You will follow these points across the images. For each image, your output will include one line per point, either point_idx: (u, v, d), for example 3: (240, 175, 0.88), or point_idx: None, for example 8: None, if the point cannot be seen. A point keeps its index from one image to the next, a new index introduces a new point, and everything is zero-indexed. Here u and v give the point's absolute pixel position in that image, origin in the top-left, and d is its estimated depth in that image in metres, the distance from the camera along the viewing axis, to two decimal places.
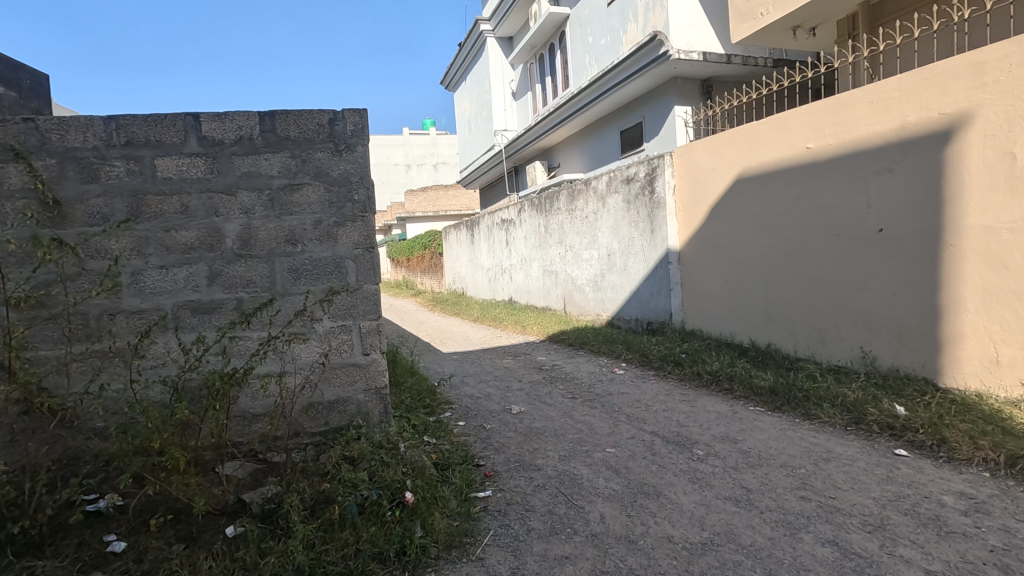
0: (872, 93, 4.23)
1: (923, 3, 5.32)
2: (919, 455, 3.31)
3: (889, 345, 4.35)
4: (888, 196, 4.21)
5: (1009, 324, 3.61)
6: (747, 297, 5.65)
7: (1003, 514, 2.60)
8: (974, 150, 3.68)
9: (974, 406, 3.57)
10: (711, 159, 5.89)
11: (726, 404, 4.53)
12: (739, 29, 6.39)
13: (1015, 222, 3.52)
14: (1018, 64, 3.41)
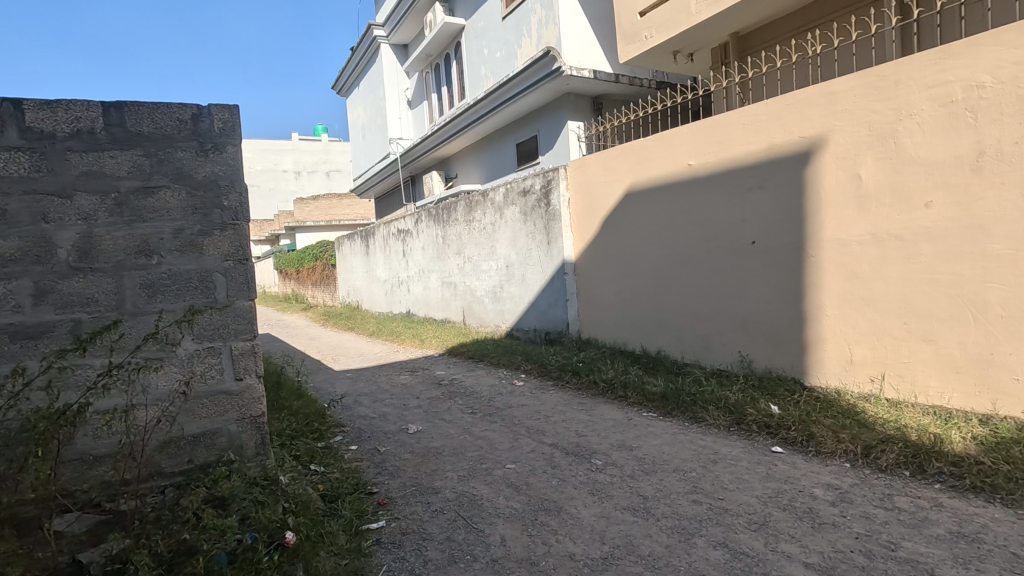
0: (744, 116, 4.59)
1: (783, 37, 5.92)
2: (792, 451, 3.57)
3: (763, 349, 4.70)
4: (760, 211, 4.58)
5: (861, 327, 4.03)
6: (638, 306, 5.88)
7: (864, 501, 2.85)
8: (828, 171, 4.10)
9: (835, 402, 3.93)
10: (604, 173, 6.10)
11: (622, 412, 4.63)
12: (626, 50, 6.72)
13: (863, 235, 3.94)
14: (862, 96, 3.85)
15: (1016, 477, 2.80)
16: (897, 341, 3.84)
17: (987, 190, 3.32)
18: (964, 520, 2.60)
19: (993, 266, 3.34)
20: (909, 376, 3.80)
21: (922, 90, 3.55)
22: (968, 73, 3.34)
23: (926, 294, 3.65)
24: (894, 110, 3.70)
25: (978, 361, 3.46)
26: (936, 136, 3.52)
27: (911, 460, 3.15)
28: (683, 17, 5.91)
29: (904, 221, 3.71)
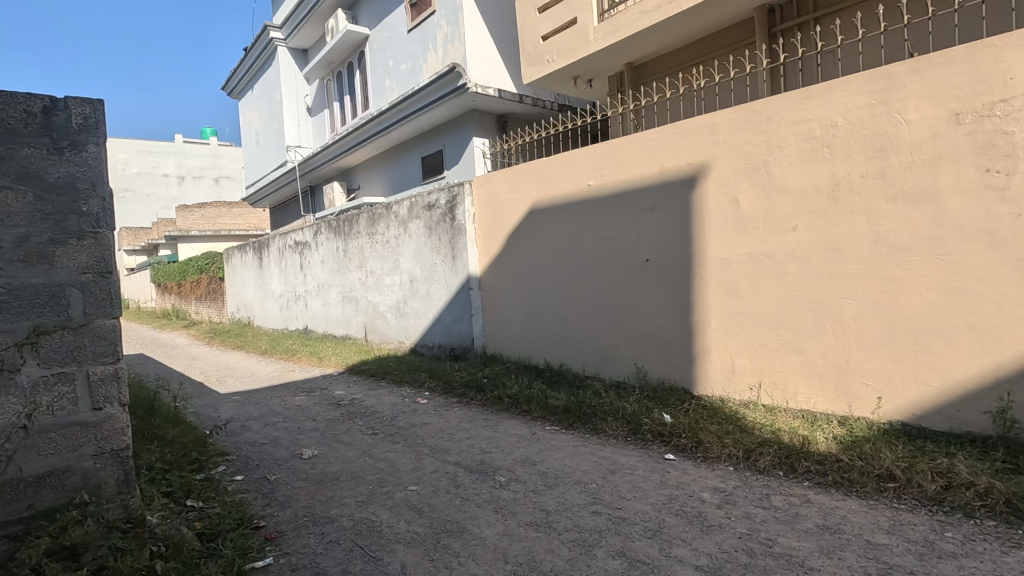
0: (638, 141, 4.87)
1: (671, 70, 6.39)
2: (683, 458, 3.78)
3: (657, 361, 4.95)
4: (652, 231, 4.86)
5: (741, 339, 4.38)
6: (542, 321, 5.99)
7: (745, 502, 3.07)
8: (712, 195, 4.45)
9: (719, 410, 4.22)
10: (509, 190, 6.19)
11: (526, 427, 4.66)
12: (529, 71, 6.92)
13: (742, 255, 4.31)
14: (739, 128, 4.23)
15: (868, 471, 3.15)
16: (771, 351, 4.21)
17: (841, 217, 3.76)
18: (828, 513, 2.88)
19: (847, 284, 3.78)
20: (781, 383, 4.18)
21: (788, 126, 3.97)
22: (825, 114, 3.79)
23: (794, 309, 4.05)
24: (766, 142, 4.10)
25: (836, 368, 3.88)
26: (800, 167, 3.94)
27: (784, 461, 3.45)
28: (583, 44, 6.22)
29: (775, 242, 4.11)
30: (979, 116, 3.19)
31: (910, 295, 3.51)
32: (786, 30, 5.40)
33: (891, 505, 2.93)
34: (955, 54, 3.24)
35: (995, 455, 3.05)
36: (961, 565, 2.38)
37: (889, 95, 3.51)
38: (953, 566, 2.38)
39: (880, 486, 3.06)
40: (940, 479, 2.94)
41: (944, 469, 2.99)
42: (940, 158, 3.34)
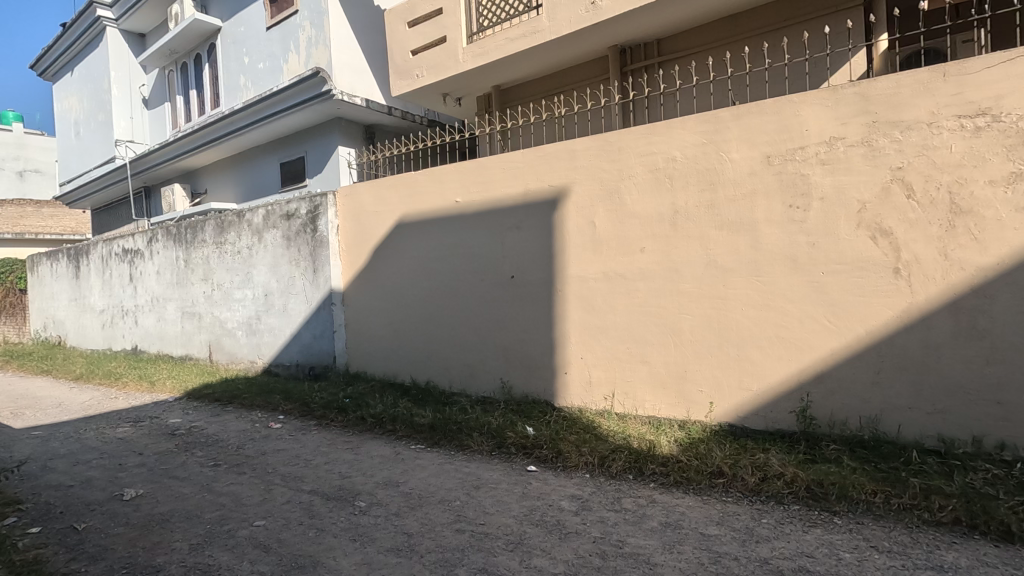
0: (504, 161, 5.02)
1: (536, 96, 6.72)
2: (544, 469, 3.92)
3: (521, 375, 5.09)
4: (517, 249, 5.02)
5: (596, 352, 4.67)
6: (408, 337, 5.87)
7: (599, 506, 3.26)
8: (571, 217, 4.72)
9: (577, 420, 4.45)
10: (375, 203, 6.02)
11: (389, 447, 4.51)
12: (398, 84, 6.84)
13: (597, 273, 4.61)
14: (595, 156, 4.55)
15: (703, 469, 3.50)
16: (623, 363, 4.54)
17: (680, 241, 4.20)
18: (670, 511, 3.15)
19: (685, 301, 4.21)
20: (632, 393, 4.52)
21: (637, 157, 4.36)
22: (667, 148, 4.22)
23: (643, 324, 4.42)
24: (618, 171, 4.46)
25: (677, 377, 4.30)
26: (646, 195, 4.34)
27: (633, 465, 3.71)
28: (452, 63, 6.30)
29: (626, 263, 4.46)
30: (784, 159, 3.77)
31: (735, 311, 4.01)
32: (636, 70, 5.94)
33: (721, 499, 3.28)
34: (766, 105, 3.80)
35: (799, 448, 3.57)
36: (773, 547, 2.73)
37: (717, 136, 4.01)
38: (767, 548, 2.73)
39: (712, 482, 3.42)
40: (758, 472, 3.36)
41: (761, 463, 3.42)
42: (756, 193, 3.88)
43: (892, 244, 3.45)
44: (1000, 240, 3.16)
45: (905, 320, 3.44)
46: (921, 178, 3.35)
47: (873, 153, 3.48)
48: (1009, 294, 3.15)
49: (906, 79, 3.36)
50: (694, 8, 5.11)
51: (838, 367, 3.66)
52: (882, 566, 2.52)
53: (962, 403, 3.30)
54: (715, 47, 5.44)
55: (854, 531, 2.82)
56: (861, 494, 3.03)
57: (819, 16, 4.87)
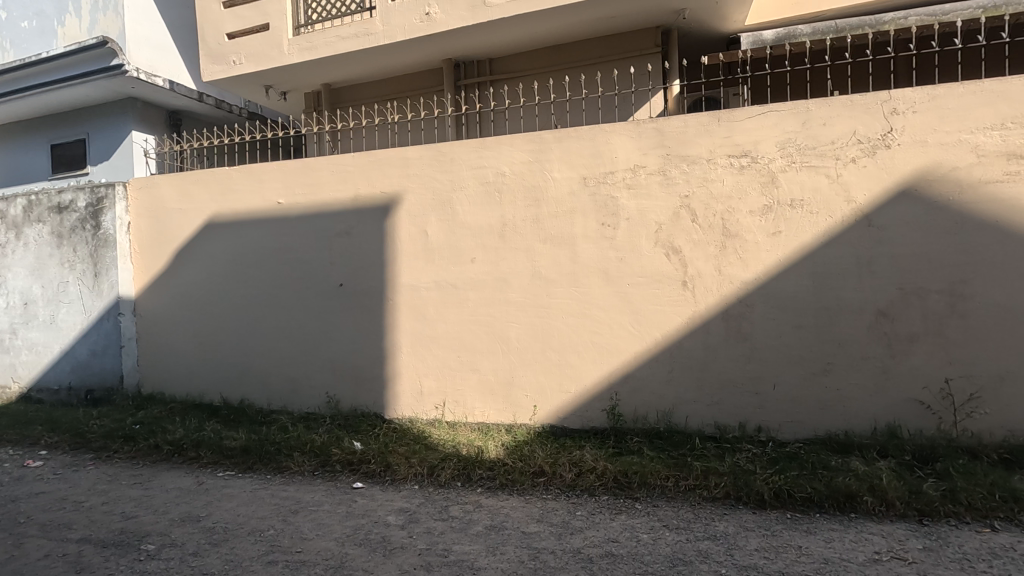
0: (332, 163, 4.78)
1: (368, 99, 6.54)
2: (371, 485, 3.77)
3: (349, 388, 4.86)
4: (346, 256, 4.81)
5: (428, 361, 4.65)
6: (219, 351, 5.25)
7: (426, 518, 3.23)
8: (403, 225, 4.66)
9: (407, 431, 4.37)
10: (179, 199, 5.29)
11: (190, 478, 3.96)
12: (210, 68, 6.13)
13: (429, 282, 4.61)
14: (428, 165, 4.56)
15: (527, 469, 3.68)
16: (454, 371, 4.59)
17: (508, 253, 4.40)
18: (495, 514, 3.26)
19: (512, 310, 4.41)
20: (462, 401, 4.58)
21: (468, 169, 4.47)
22: (496, 163, 4.40)
23: (473, 332, 4.52)
24: (450, 182, 4.52)
25: (505, 383, 4.47)
26: (477, 207, 4.46)
27: (462, 472, 3.75)
28: (276, 53, 5.85)
29: (458, 272, 4.53)
30: (598, 182, 4.17)
31: (556, 319, 4.31)
32: (469, 86, 6.11)
33: (542, 496, 3.48)
34: (583, 132, 4.17)
35: (609, 443, 3.94)
36: (585, 536, 2.97)
37: (541, 155, 4.29)
38: (580, 538, 2.95)
39: (534, 481, 3.61)
40: (574, 468, 3.62)
41: (577, 459, 3.70)
42: (574, 211, 4.23)
43: (681, 261, 4.01)
44: (757, 259, 3.86)
45: (691, 326, 4.01)
46: (702, 205, 3.95)
47: (667, 182, 4.02)
48: (763, 304, 3.86)
49: (691, 121, 3.94)
50: (522, 34, 5.43)
51: (641, 368, 4.13)
52: (671, 541, 2.88)
53: (732, 396, 3.95)
54: (540, 72, 5.83)
55: (651, 513, 3.19)
56: (657, 480, 3.44)
57: (627, 58, 5.49)
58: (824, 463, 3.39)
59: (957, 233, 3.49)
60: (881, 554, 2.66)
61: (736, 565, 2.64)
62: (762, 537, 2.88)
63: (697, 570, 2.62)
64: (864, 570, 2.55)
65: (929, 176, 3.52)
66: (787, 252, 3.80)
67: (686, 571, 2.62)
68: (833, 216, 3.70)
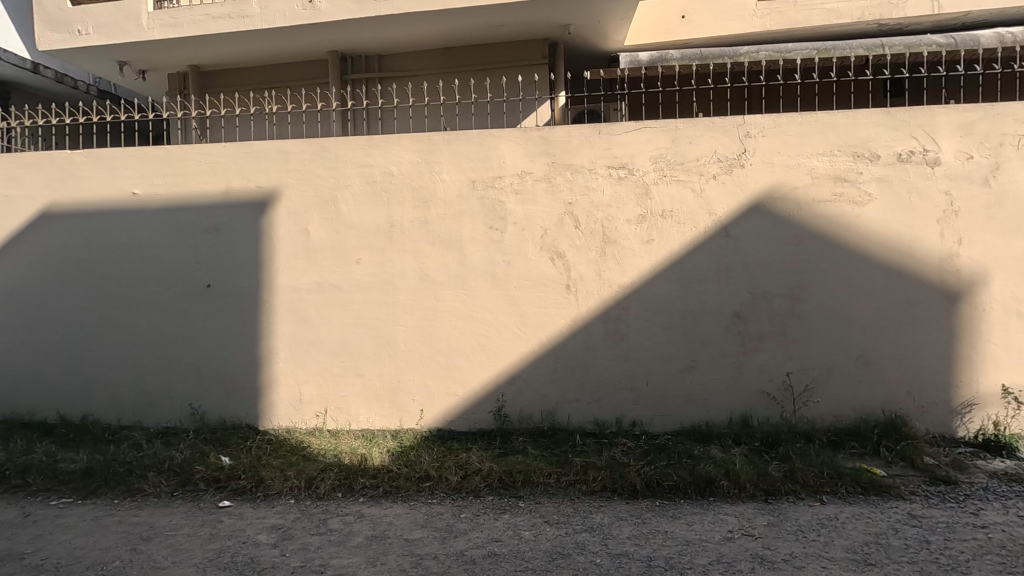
0: (199, 152, 4.37)
1: (245, 86, 6.09)
2: (240, 502, 3.49)
3: (217, 399, 4.46)
4: (215, 255, 4.42)
5: (307, 367, 4.41)
6: (56, 361, 4.59)
7: (302, 533, 3.06)
8: (281, 223, 4.38)
9: (284, 442, 4.10)
10: (4, 184, 4.54)
11: (14, 510, 3.40)
12: (47, 36, 5.35)
13: (310, 284, 4.37)
14: (309, 160, 4.33)
15: (411, 475, 3.61)
16: (337, 377, 4.39)
17: (395, 254, 4.30)
18: (377, 523, 3.16)
19: (399, 313, 4.32)
20: (345, 407, 4.40)
21: (354, 167, 4.31)
22: (383, 162, 4.28)
23: (357, 336, 4.36)
24: (334, 179, 4.33)
25: (391, 388, 4.36)
26: (362, 207, 4.31)
27: (343, 482, 3.59)
28: (133, 27, 5.24)
29: (341, 274, 4.35)
30: (486, 186, 4.21)
31: (444, 322, 4.29)
32: (357, 81, 5.91)
33: (427, 501, 3.44)
34: (472, 135, 4.20)
35: (495, 444, 3.99)
36: (469, 538, 2.98)
37: (430, 157, 4.25)
38: (464, 540, 2.95)
39: (420, 486, 3.56)
40: (460, 470, 3.63)
41: (463, 461, 3.69)
42: (463, 214, 4.24)
43: (564, 265, 4.17)
44: (633, 265, 4.12)
45: (573, 327, 4.18)
46: (584, 212, 4.14)
47: (552, 189, 4.16)
48: (638, 307, 4.13)
49: (575, 131, 4.12)
50: (412, 33, 5.35)
51: (526, 369, 4.23)
52: (551, 536, 2.98)
53: (610, 393, 4.18)
54: (431, 73, 5.78)
55: (533, 510, 3.28)
56: (540, 478, 3.55)
57: (516, 66, 5.62)
58: (689, 452, 3.70)
59: (796, 244, 3.99)
60: (734, 532, 2.96)
61: (610, 554, 2.79)
62: (634, 525, 3.07)
63: (574, 562, 2.73)
64: (719, 548, 2.81)
65: (775, 194, 3.99)
66: (658, 259, 4.10)
67: (565, 564, 2.72)
68: (698, 227, 4.06)
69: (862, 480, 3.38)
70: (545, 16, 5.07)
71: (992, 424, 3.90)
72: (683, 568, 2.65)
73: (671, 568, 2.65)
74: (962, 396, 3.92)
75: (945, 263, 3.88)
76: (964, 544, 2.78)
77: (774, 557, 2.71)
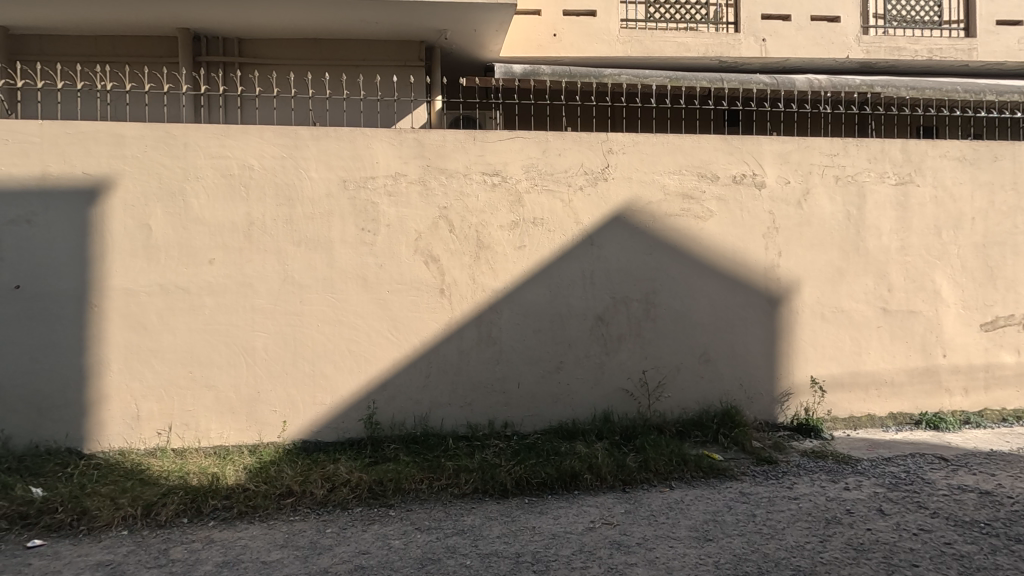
0: (5, 130, 3.70)
1: (68, 57, 5.29)
2: (56, 540, 3.01)
3: (25, 420, 3.79)
4: (24, 251, 3.76)
5: (146, 380, 3.91)
6: None
7: (136, 569, 2.73)
8: (115, 216, 3.85)
9: (116, 466, 3.60)
10: None
11: None
12: None
13: (151, 285, 3.89)
14: (151, 147, 3.86)
15: (271, 492, 3.36)
16: (183, 390, 3.95)
17: (254, 254, 3.99)
18: (228, 548, 2.91)
19: (258, 318, 4.00)
20: (193, 423, 3.97)
21: (206, 158, 3.92)
22: (241, 154, 3.95)
23: (208, 343, 3.96)
24: (181, 170, 3.90)
25: (248, 400, 4.02)
26: (216, 202, 3.94)
27: (189, 506, 3.24)
28: None
29: (189, 275, 3.93)
30: (357, 186, 4.07)
31: (310, 327, 4.06)
32: (211, 64, 5.41)
33: (288, 520, 3.23)
34: (342, 133, 4.04)
35: (364, 454, 3.85)
36: (334, 554, 2.85)
37: (294, 152, 4.01)
38: (328, 557, 2.82)
39: (281, 504, 3.32)
40: (326, 483, 3.43)
41: (330, 473, 3.51)
42: (331, 214, 4.05)
43: (438, 269, 4.17)
44: (505, 270, 4.23)
45: (446, 331, 4.18)
46: (458, 217, 4.17)
47: (426, 193, 4.14)
48: (509, 310, 4.25)
49: (449, 136, 4.14)
50: (278, 19, 5.02)
51: (398, 375, 4.15)
52: (422, 543, 2.95)
53: (483, 395, 4.24)
54: (299, 64, 5.47)
55: (403, 518, 3.22)
56: (411, 484, 3.49)
57: (391, 66, 5.52)
58: (556, 449, 3.88)
59: (650, 253, 4.37)
60: (595, 522, 3.15)
61: (480, 554, 2.83)
62: (503, 524, 3.15)
63: (444, 566, 2.73)
64: (581, 538, 2.98)
65: (632, 206, 4.34)
66: (529, 265, 4.25)
67: (434, 569, 2.71)
68: (565, 235, 4.28)
69: (703, 465, 3.79)
70: (421, 19, 5.04)
71: (803, 410, 4.59)
72: (549, 561, 2.77)
73: (538, 562, 2.76)
74: (782, 386, 4.56)
75: (768, 272, 4.50)
76: (781, 513, 3.23)
77: (628, 541, 2.93)
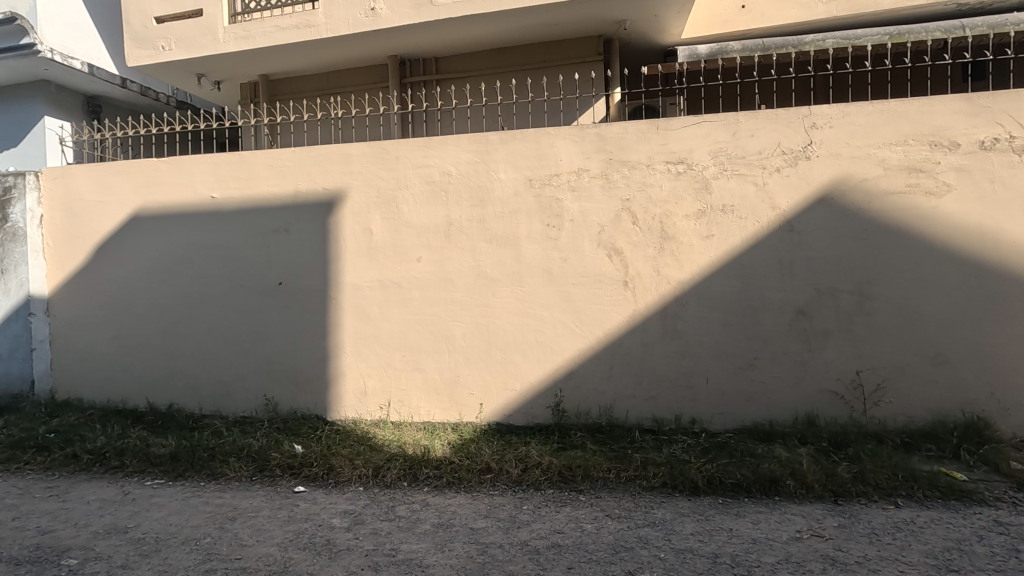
0: (270, 158, 4.62)
1: (309, 93, 6.44)
2: (313, 488, 3.71)
3: (287, 390, 4.72)
4: (284, 254, 4.67)
5: (370, 362, 4.59)
6: (146, 352, 5.00)
7: (372, 519, 3.25)
8: (346, 223, 4.57)
9: (351, 433, 4.29)
10: (97, 192, 4.98)
11: (115, 488, 3.78)
12: (134, 54, 5.83)
13: (372, 281, 4.55)
14: (370, 162, 4.50)
15: (473, 466, 3.72)
16: (398, 371, 4.56)
17: (453, 252, 4.42)
18: (442, 511, 3.29)
19: (458, 309, 4.43)
20: (407, 401, 4.56)
21: (414, 168, 4.45)
22: (441, 163, 4.40)
23: (416, 331, 4.51)
24: (395, 180, 4.48)
25: (449, 382, 4.49)
26: (422, 207, 4.45)
27: (408, 472, 3.74)
28: (209, 41, 5.66)
29: (402, 271, 4.50)
30: (543, 184, 4.26)
31: (501, 318, 4.37)
32: (414, 83, 6.11)
33: (489, 493, 3.53)
34: (528, 134, 4.26)
35: (553, 439, 4.04)
36: (532, 529, 3.05)
37: (486, 156, 4.34)
38: (527, 531, 3.03)
39: (481, 478, 3.65)
40: (520, 463, 3.69)
41: (523, 455, 3.77)
42: (519, 212, 4.31)
43: (622, 262, 4.17)
44: (691, 261, 4.07)
45: (630, 324, 4.18)
46: (642, 209, 4.13)
47: (609, 185, 4.17)
48: (696, 303, 4.08)
49: (631, 127, 4.11)
50: (467, 35, 5.48)
51: (583, 364, 4.27)
52: (613, 530, 3.01)
53: (668, 389, 4.15)
54: (486, 73, 5.89)
55: (594, 504, 3.31)
56: (599, 472, 3.57)
57: (570, 64, 5.64)
58: (751, 451, 3.64)
59: (864, 237, 3.84)
60: (802, 532, 2.90)
61: (674, 549, 2.79)
62: (697, 522, 3.06)
63: (638, 555, 2.75)
64: (787, 547, 2.77)
65: (842, 185, 3.85)
66: (718, 255, 4.03)
67: (629, 557, 2.75)
68: (760, 222, 3.97)
69: (940, 484, 3.23)
70: (600, 12, 5.07)
71: None
72: (750, 566, 2.63)
73: (737, 565, 2.63)
74: None
75: None
76: None
77: (845, 558, 2.64)
